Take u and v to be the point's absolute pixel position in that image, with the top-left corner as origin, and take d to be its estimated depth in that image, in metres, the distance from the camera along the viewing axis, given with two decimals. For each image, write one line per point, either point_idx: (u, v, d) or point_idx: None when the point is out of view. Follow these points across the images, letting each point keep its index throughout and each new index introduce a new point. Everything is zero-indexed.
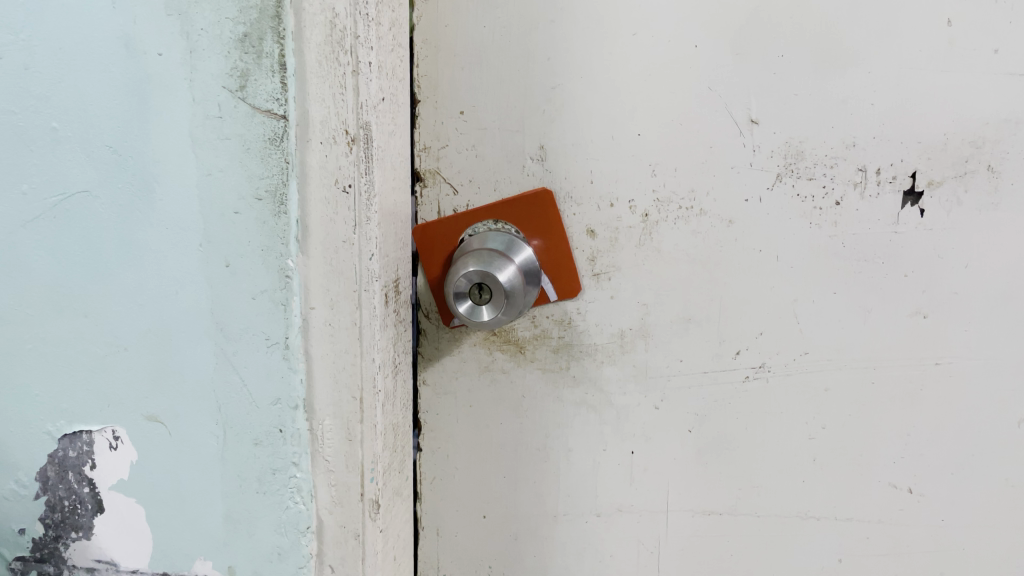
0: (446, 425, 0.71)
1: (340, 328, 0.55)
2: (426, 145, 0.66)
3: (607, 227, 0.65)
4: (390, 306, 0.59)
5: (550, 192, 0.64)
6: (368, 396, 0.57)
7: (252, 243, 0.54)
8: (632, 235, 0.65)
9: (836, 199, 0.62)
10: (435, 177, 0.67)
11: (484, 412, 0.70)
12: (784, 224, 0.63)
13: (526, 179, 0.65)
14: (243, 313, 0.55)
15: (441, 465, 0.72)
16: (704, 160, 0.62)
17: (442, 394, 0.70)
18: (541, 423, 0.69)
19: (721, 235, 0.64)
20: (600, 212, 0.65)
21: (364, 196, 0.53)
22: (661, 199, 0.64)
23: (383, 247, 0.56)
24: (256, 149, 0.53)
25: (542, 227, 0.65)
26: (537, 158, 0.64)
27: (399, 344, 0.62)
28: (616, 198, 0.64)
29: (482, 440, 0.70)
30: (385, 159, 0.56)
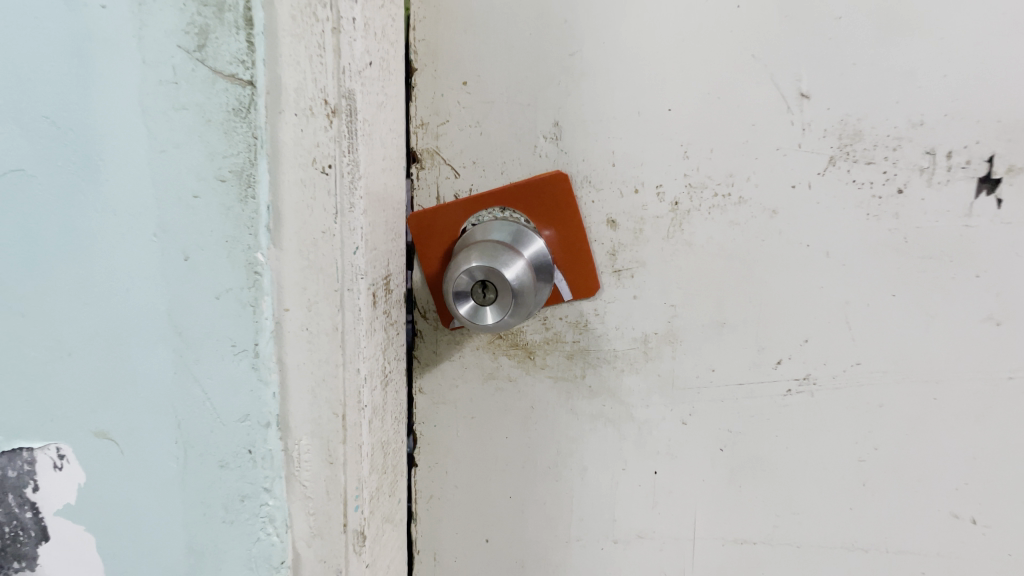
0: (444, 439, 0.63)
1: (319, 334, 0.47)
2: (423, 121, 0.58)
3: (629, 217, 0.57)
4: (380, 305, 0.51)
5: (565, 175, 0.55)
6: (352, 413, 0.49)
7: (214, 233, 0.46)
8: (659, 226, 0.57)
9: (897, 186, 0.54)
10: (433, 157, 0.58)
11: (487, 424, 0.62)
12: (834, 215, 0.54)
13: (538, 161, 0.57)
14: (206, 316, 0.47)
15: (439, 482, 0.64)
16: (745, 140, 0.54)
17: (440, 404, 0.62)
18: (552, 439, 0.61)
19: (763, 227, 0.55)
20: (622, 198, 0.57)
21: (347, 178, 0.45)
22: (694, 185, 0.55)
23: (370, 238, 0.48)
24: (218, 121, 0.44)
25: (555, 215, 0.57)
26: (551, 137, 0.56)
27: (391, 350, 0.54)
28: (642, 183, 0.56)
29: (485, 456, 0.62)
30: (374, 135, 0.48)
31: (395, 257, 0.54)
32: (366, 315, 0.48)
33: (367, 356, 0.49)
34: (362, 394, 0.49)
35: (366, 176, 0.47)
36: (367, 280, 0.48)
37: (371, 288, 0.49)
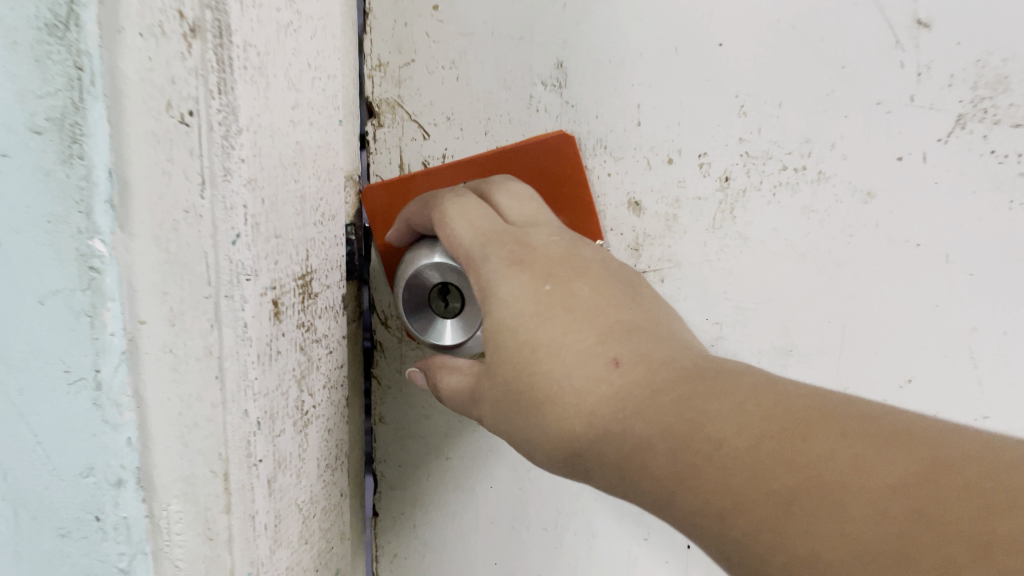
0: (411, 485, 0.48)
1: (186, 358, 0.30)
2: (380, 61, 0.42)
3: (660, 198, 0.41)
4: (293, 310, 0.33)
5: (572, 138, 0.40)
6: (237, 473, 0.31)
7: (31, 210, 0.27)
8: (701, 211, 0.40)
9: (778, 454, 0.22)
10: (395, 111, 0.43)
11: (467, 468, 0.47)
12: (778, 512, 0.22)
13: (535, 117, 0.41)
14: (31, 332, 0.29)
15: (406, 539, 0.49)
16: (830, 89, 0.38)
17: (406, 439, 0.47)
18: (551, 493, 0.46)
19: (851, 217, 0.39)
20: (651, 173, 0.40)
21: (218, 135, 0.26)
22: (752, 155, 0.39)
23: (270, 216, 0.30)
24: (24, 47, 0.25)
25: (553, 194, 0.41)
26: (553, 84, 0.40)
27: (315, 374, 0.36)
28: (679, 151, 0.40)
29: (464, 509, 0.47)
30: (268, 72, 0.29)
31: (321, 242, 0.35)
32: (258, 335, 0.30)
33: (263, 394, 0.31)
34: (253, 446, 0.31)
35: (255, 132, 0.28)
36: (263, 281, 0.30)
37: (275, 285, 0.31)
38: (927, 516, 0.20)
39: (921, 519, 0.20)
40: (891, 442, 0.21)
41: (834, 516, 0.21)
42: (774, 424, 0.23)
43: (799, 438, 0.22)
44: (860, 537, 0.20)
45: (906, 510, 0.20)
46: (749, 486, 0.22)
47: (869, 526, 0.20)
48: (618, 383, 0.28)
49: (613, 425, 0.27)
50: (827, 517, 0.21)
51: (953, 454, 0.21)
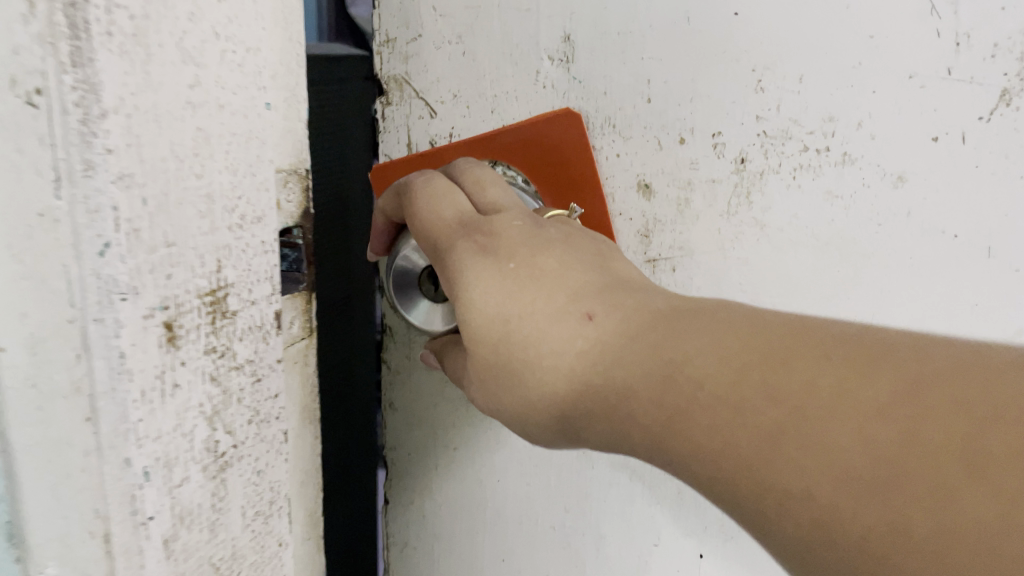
0: (420, 475, 0.46)
1: (50, 394, 0.20)
2: (388, 36, 0.41)
3: (671, 179, 0.38)
4: (197, 332, 0.23)
5: (580, 116, 0.38)
6: (120, 531, 0.21)
7: None
8: (715, 194, 0.37)
9: (749, 393, 0.21)
10: (403, 88, 0.41)
11: (473, 462, 0.44)
12: (768, 441, 0.20)
13: (541, 94, 0.39)
14: None
15: (415, 530, 0.47)
16: (857, 61, 0.34)
17: (416, 426, 0.45)
18: (558, 492, 0.43)
19: (881, 202, 0.35)
20: (661, 153, 0.38)
21: (81, 121, 0.18)
22: (770, 134, 0.36)
23: (141, 204, 0.20)
24: None
25: (558, 176, 0.40)
26: (560, 59, 0.38)
27: (238, 408, 0.25)
28: (691, 129, 0.37)
29: (470, 504, 0.45)
30: (150, 42, 0.20)
31: (249, 247, 0.25)
32: (139, 370, 0.21)
33: (153, 437, 0.21)
34: (140, 502, 0.21)
35: (131, 116, 0.19)
36: (148, 301, 0.21)
37: (169, 304, 0.21)
38: (913, 439, 0.18)
39: (911, 445, 0.18)
40: (871, 362, 0.20)
41: (823, 445, 0.19)
42: (748, 357, 0.21)
43: (772, 371, 0.21)
44: (844, 473, 0.18)
45: (895, 438, 0.18)
46: (727, 429, 0.21)
47: (851, 452, 0.18)
48: (591, 338, 0.26)
49: (592, 379, 0.26)
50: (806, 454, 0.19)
51: (935, 366, 0.19)
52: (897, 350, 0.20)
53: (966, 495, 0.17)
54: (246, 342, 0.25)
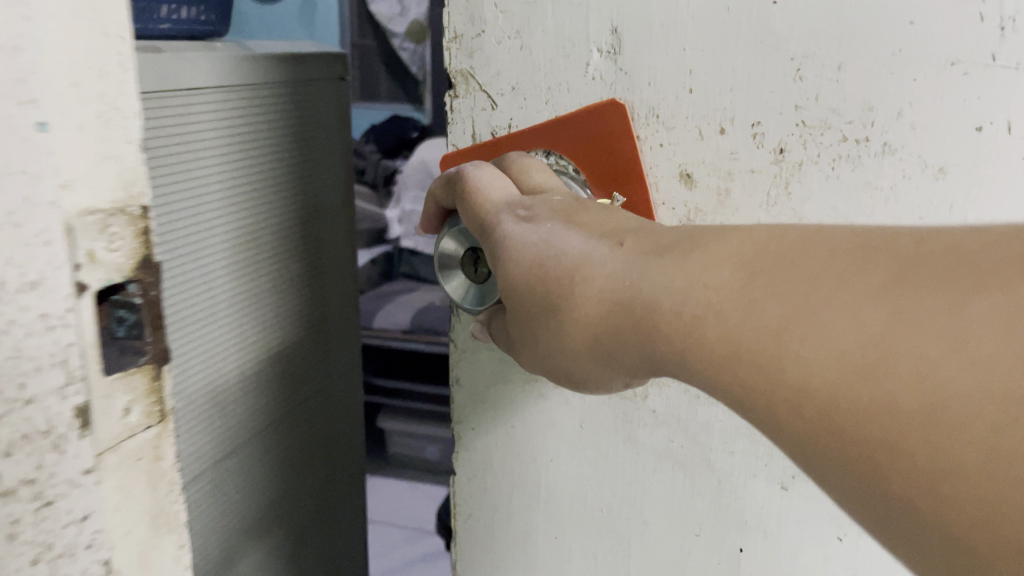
0: (485, 448, 0.47)
1: None
2: (456, 32, 0.41)
3: (712, 170, 0.38)
4: None
5: (624, 106, 0.38)
6: None
7: None
8: (753, 184, 0.37)
9: (764, 293, 0.26)
10: (469, 82, 0.42)
11: (531, 438, 0.46)
12: (780, 335, 0.25)
13: (591, 87, 0.39)
14: None
15: (479, 499, 0.49)
16: (898, 49, 0.33)
17: (475, 403, 0.46)
18: (606, 475, 0.44)
19: (921, 193, 0.35)
20: (702, 144, 0.38)
21: None
22: (808, 124, 0.36)
23: None
24: None
25: (607, 167, 0.40)
26: (609, 52, 0.38)
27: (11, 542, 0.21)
28: (730, 120, 0.37)
29: (528, 479, 0.47)
30: None
31: (22, 326, 0.20)
32: None
33: None
34: None
35: None
36: None
37: None
38: (899, 314, 0.23)
39: (895, 322, 0.23)
40: (858, 255, 0.25)
41: (824, 337, 0.24)
42: (760, 264, 0.27)
43: (787, 273, 0.26)
44: (844, 355, 0.24)
45: (880, 314, 0.23)
46: (741, 319, 0.26)
47: (851, 336, 0.24)
48: (620, 260, 0.32)
49: (614, 302, 0.31)
50: (808, 335, 0.25)
51: (910, 251, 0.24)
52: (900, 248, 0.25)
53: (942, 362, 0.22)
54: (15, 458, 0.20)
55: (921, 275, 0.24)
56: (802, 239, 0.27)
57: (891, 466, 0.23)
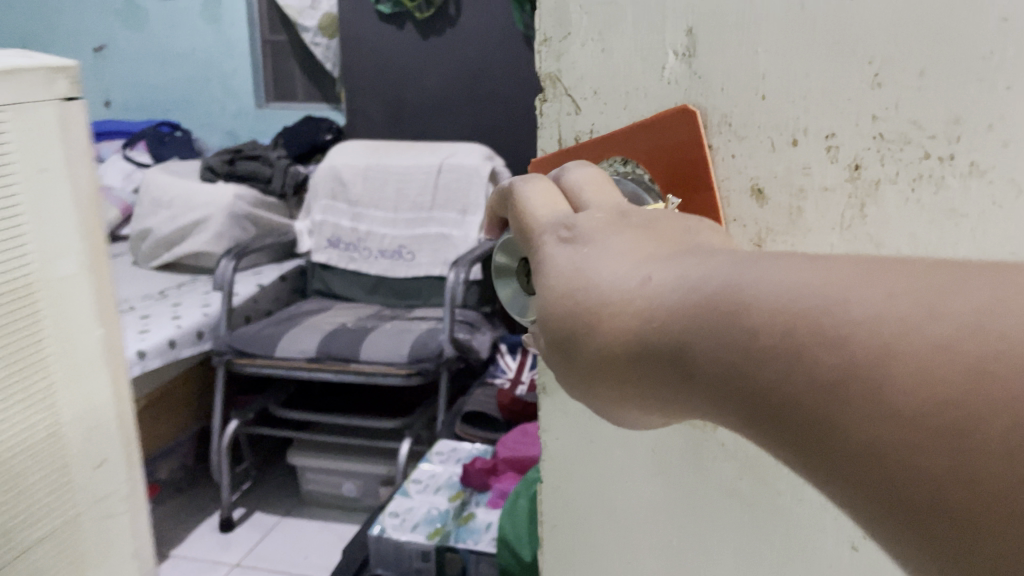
0: (567, 459, 0.44)
1: None
2: (544, 35, 0.39)
3: (785, 184, 0.35)
4: None
5: (696, 113, 0.36)
6: None
7: None
8: (827, 204, 0.34)
9: (811, 341, 0.22)
10: (557, 87, 0.40)
11: (608, 454, 0.42)
12: (834, 385, 0.21)
13: (666, 92, 0.36)
14: None
15: (565, 510, 0.45)
16: (988, 49, 0.30)
17: (559, 415, 0.44)
18: (678, 508, 0.41)
19: (1010, 222, 0.31)
20: (774, 156, 0.35)
21: None
22: (887, 137, 0.32)
23: None
24: None
25: (691, 173, 0.37)
26: (683, 53, 0.35)
27: None
28: (804, 130, 0.34)
29: (606, 496, 0.43)
30: None
31: None
32: None
33: None
34: None
35: None
36: None
37: None
38: (980, 375, 0.19)
39: (975, 383, 0.19)
40: (928, 291, 0.20)
41: (889, 395, 0.20)
42: (803, 290, 0.23)
43: (830, 315, 0.22)
44: (907, 418, 0.20)
45: (954, 372, 0.19)
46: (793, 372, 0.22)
47: (922, 397, 0.19)
48: (650, 296, 0.28)
49: (636, 339, 0.27)
50: (875, 396, 0.20)
51: (991, 291, 0.20)
52: (978, 280, 0.20)
53: None
54: None
55: (1006, 321, 0.19)
56: (854, 266, 0.22)
57: (970, 548, 0.19)
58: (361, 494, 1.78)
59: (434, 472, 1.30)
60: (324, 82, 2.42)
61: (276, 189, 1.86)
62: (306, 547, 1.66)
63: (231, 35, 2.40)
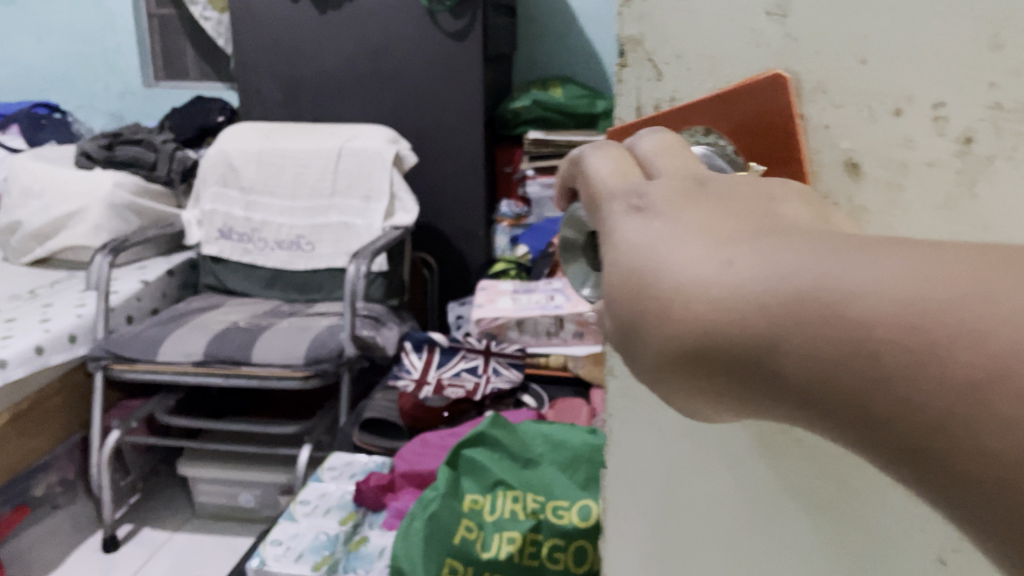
0: (637, 431, 0.46)
1: None
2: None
3: (884, 160, 0.31)
4: None
5: (785, 79, 0.33)
6: None
7: None
8: (930, 181, 0.29)
9: (952, 346, 0.19)
10: (638, 50, 0.40)
11: (669, 434, 0.43)
12: (975, 397, 0.18)
13: (755, 53, 0.34)
14: None
15: (635, 477, 0.48)
16: None
17: (629, 391, 0.46)
18: (730, 496, 0.40)
19: None
20: (875, 126, 0.31)
21: None
22: (1006, 107, 0.27)
23: None
24: None
25: (778, 144, 0.34)
26: (778, 13, 0.33)
27: None
28: (907, 98, 0.29)
29: (667, 474, 0.44)
30: None
31: None
32: None
33: None
34: None
35: None
36: None
37: None
38: None
39: None
40: None
41: None
42: (940, 282, 0.19)
43: (976, 314, 0.18)
44: None
45: None
46: (921, 376, 0.19)
47: None
48: (725, 282, 0.23)
49: (705, 339, 0.23)
50: (1021, 407, 0.17)
51: None
52: None
53: None
54: None
55: None
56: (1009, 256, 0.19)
57: None
58: (258, 505, 1.66)
59: (325, 492, 1.23)
60: (221, 65, 2.36)
61: (161, 175, 1.72)
62: (195, 566, 1.54)
63: (114, 7, 2.28)
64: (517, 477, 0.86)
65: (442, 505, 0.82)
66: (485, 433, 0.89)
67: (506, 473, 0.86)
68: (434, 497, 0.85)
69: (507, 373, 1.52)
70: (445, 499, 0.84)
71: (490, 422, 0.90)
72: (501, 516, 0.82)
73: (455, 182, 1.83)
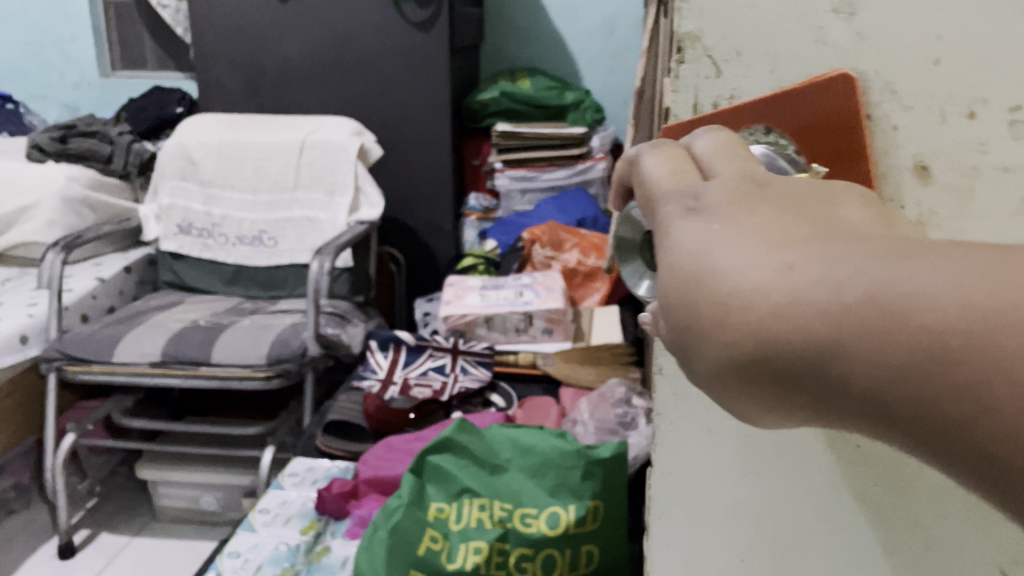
0: (682, 444, 0.45)
1: None
2: None
3: (949, 163, 0.30)
4: None
5: (854, 78, 0.32)
6: None
7: None
8: (1003, 185, 0.28)
9: None
10: None
11: (723, 443, 0.42)
12: None
13: (818, 52, 0.33)
14: None
15: (676, 495, 0.46)
16: None
17: (675, 401, 0.45)
18: (793, 506, 0.38)
19: None
20: (944, 129, 0.30)
21: None
22: None
23: None
24: None
25: (841, 144, 0.33)
26: (845, 10, 0.32)
27: None
28: (981, 101, 0.28)
29: (719, 486, 0.43)
30: None
31: None
32: None
33: None
34: None
35: None
36: None
37: None
38: None
39: None
40: None
41: None
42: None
43: None
44: None
45: None
46: (995, 394, 0.18)
47: None
48: (786, 289, 0.22)
49: (765, 346, 0.23)
50: None
51: None
52: None
53: None
54: None
55: None
56: None
57: None
58: (221, 507, 1.62)
59: (286, 499, 1.20)
60: (177, 52, 2.28)
61: (115, 168, 1.65)
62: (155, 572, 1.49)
63: None
64: (482, 484, 0.89)
65: (407, 516, 0.83)
66: (452, 439, 0.92)
67: (472, 479, 0.89)
68: (398, 505, 0.86)
69: (476, 373, 1.49)
70: (410, 509, 0.85)
71: (456, 428, 0.93)
72: (467, 525, 0.85)
73: (420, 176, 1.80)
